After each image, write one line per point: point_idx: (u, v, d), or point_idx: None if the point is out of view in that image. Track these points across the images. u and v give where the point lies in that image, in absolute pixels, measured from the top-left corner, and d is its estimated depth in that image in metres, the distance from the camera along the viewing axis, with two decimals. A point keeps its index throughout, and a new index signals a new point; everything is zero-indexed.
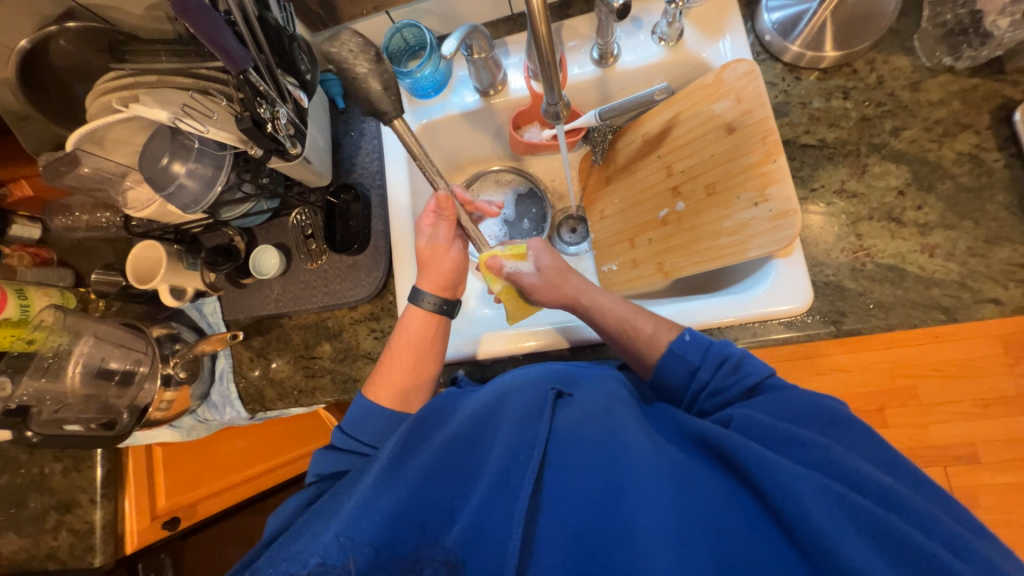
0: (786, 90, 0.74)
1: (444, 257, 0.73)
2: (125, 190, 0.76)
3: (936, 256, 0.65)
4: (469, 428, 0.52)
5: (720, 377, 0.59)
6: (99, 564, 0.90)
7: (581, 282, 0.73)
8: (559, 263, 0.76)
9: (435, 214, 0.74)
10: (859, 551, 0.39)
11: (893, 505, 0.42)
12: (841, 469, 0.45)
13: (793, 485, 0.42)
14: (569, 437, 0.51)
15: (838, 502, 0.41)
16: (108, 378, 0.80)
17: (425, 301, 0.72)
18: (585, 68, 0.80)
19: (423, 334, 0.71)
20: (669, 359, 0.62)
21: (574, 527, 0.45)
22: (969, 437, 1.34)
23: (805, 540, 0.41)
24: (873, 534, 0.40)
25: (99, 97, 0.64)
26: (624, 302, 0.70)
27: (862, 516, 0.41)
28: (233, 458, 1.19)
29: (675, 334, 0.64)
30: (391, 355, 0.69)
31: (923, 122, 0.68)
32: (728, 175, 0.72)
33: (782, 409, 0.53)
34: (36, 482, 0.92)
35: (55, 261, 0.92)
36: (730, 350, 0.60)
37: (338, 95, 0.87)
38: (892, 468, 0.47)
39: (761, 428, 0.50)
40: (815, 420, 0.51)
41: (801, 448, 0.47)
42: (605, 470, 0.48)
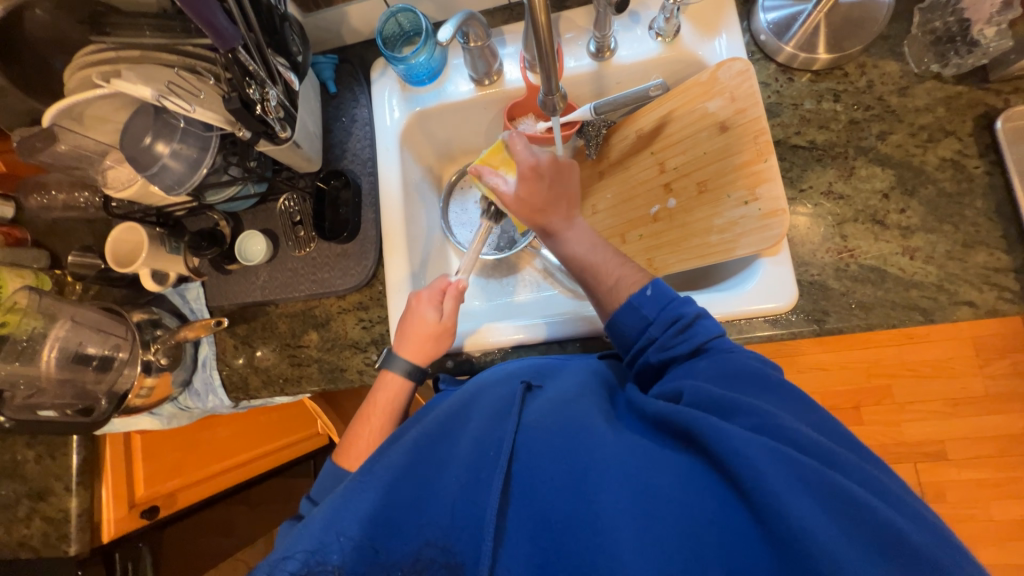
0: (779, 90, 0.74)
1: (442, 336, 0.72)
2: (104, 169, 0.75)
3: (916, 259, 0.67)
4: (435, 429, 0.54)
5: (669, 336, 0.60)
6: (74, 553, 0.89)
7: (564, 220, 0.73)
8: (548, 190, 0.72)
9: (443, 293, 0.74)
10: (805, 507, 0.40)
11: (831, 460, 0.45)
12: (788, 430, 0.46)
13: (744, 450, 0.43)
14: (533, 425, 0.51)
15: (787, 463, 0.43)
16: (84, 363, 0.78)
17: (400, 367, 0.71)
18: (581, 61, 0.80)
19: (396, 399, 0.70)
20: (626, 312, 0.64)
21: (541, 515, 0.45)
22: (938, 434, 1.39)
23: (756, 499, 0.42)
24: (819, 491, 0.42)
25: (79, 71, 0.61)
26: (597, 247, 0.71)
27: (810, 477, 0.42)
28: (215, 448, 1.16)
29: (638, 287, 0.65)
30: (362, 422, 0.69)
31: (909, 127, 0.70)
32: (720, 173, 0.73)
33: (725, 371, 0.54)
34: (8, 470, 0.90)
35: (29, 241, 0.89)
36: (683, 310, 0.61)
37: (329, 80, 0.85)
38: (827, 428, 0.50)
39: (711, 399, 0.50)
40: (754, 384, 0.53)
41: (752, 413, 0.48)
42: (567, 452, 0.48)
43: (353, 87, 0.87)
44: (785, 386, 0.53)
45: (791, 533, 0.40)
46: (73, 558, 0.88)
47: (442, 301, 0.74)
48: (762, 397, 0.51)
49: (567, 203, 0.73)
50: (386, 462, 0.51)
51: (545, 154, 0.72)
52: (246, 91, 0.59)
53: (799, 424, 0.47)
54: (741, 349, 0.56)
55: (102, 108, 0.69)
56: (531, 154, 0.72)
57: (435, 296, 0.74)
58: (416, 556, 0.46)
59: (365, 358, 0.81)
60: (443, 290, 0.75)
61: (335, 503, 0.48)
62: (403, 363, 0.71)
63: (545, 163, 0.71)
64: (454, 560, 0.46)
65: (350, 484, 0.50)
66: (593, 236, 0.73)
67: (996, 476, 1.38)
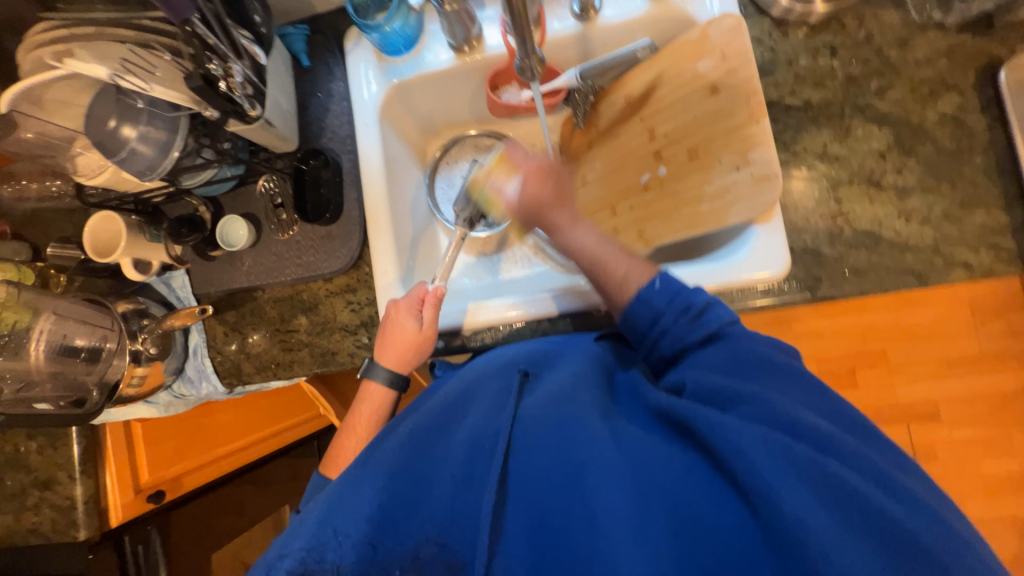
0: (773, 47, 0.71)
1: (419, 346, 0.73)
2: (74, 156, 0.71)
3: (911, 221, 0.65)
4: (436, 424, 0.56)
5: (680, 324, 0.59)
6: (84, 538, 0.91)
7: (571, 214, 0.70)
8: (554, 188, 0.71)
9: (421, 303, 0.74)
10: (796, 497, 0.41)
11: (829, 447, 0.45)
12: (785, 420, 0.47)
13: (740, 443, 0.44)
14: (532, 420, 0.52)
15: (781, 453, 0.43)
16: (74, 355, 0.77)
17: (379, 374, 0.73)
18: (565, 23, 0.76)
19: (380, 408, 0.74)
20: (637, 305, 0.62)
21: (538, 510, 0.46)
22: (932, 395, 1.41)
23: (749, 488, 0.42)
24: (810, 480, 0.42)
25: (31, 51, 0.58)
26: (605, 240, 0.69)
27: (804, 467, 0.43)
28: (216, 433, 1.18)
29: (647, 279, 0.63)
30: (351, 430, 0.73)
31: (909, 82, 0.67)
32: (710, 139, 0.70)
33: (732, 360, 0.55)
34: (12, 461, 0.91)
35: (9, 235, 0.88)
36: (695, 299, 0.60)
37: (302, 52, 0.81)
38: (831, 412, 0.50)
39: (715, 388, 0.52)
40: (759, 372, 0.53)
41: (753, 404, 0.49)
42: (564, 448, 0.48)
43: (327, 60, 0.82)
44: (791, 369, 0.53)
45: (783, 523, 0.40)
46: (83, 543, 0.91)
47: (421, 309, 0.74)
48: (766, 384, 0.51)
49: (572, 203, 0.72)
50: (385, 461, 0.53)
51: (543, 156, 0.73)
52: (207, 66, 0.56)
53: (798, 413, 0.47)
54: (753, 337, 0.57)
55: (63, 92, 0.66)
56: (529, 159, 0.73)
57: (414, 305, 0.73)
58: (416, 553, 0.47)
59: (356, 341, 0.81)
60: (422, 298, 0.74)
61: (336, 498, 0.50)
62: (383, 374, 0.72)
63: (546, 163, 0.72)
64: (454, 557, 0.47)
65: (349, 481, 0.52)
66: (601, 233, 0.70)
67: (986, 432, 1.40)
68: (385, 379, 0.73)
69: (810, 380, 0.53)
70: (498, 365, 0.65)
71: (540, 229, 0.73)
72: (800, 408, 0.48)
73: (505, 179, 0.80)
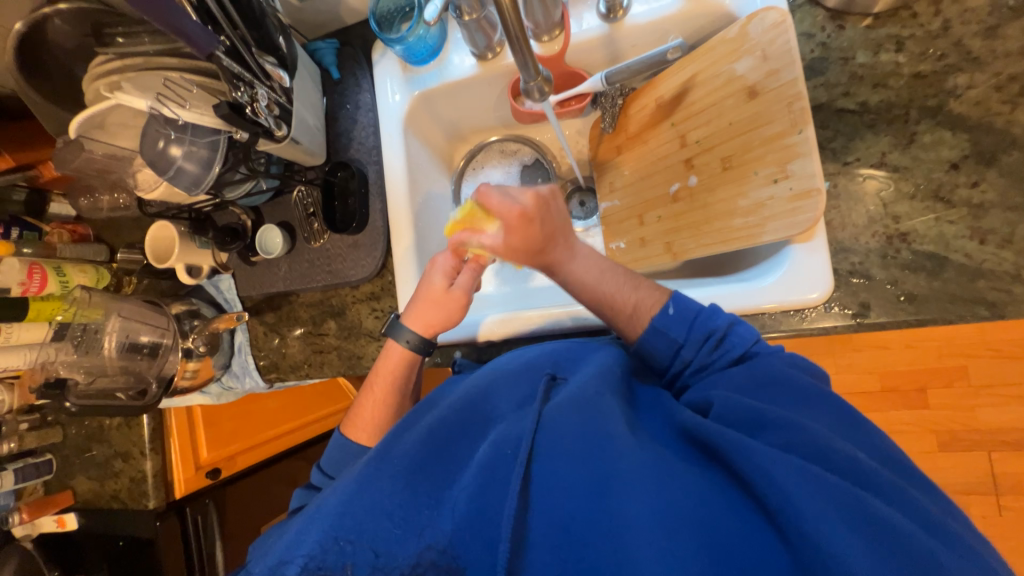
0: (825, 42, 0.63)
1: (451, 305, 0.69)
2: (134, 172, 0.78)
3: (988, 243, 0.56)
4: (458, 422, 0.52)
5: (704, 354, 0.57)
6: (153, 506, 1.02)
7: (566, 251, 0.63)
8: (545, 228, 0.62)
9: (459, 259, 0.71)
10: (837, 532, 0.36)
11: (864, 483, 0.41)
12: (818, 448, 0.42)
13: (772, 470, 0.40)
14: (558, 422, 0.47)
15: (817, 484, 0.39)
16: (137, 352, 0.86)
17: (403, 336, 0.69)
18: (590, 25, 0.72)
19: (398, 368, 0.70)
20: (652, 336, 0.59)
21: (563, 521, 0.42)
22: (1021, 421, 1.23)
23: (783, 520, 0.38)
24: (853, 518, 0.37)
25: (91, 83, 0.64)
26: (607, 270, 0.63)
27: (839, 498, 0.38)
28: (267, 416, 1.29)
29: (658, 309, 0.60)
30: (371, 393, 0.69)
31: (994, 78, 0.57)
32: (747, 147, 0.64)
33: (758, 383, 0.51)
34: (96, 434, 1.04)
35: (91, 237, 0.98)
36: (715, 324, 0.57)
37: (331, 65, 0.83)
38: (870, 448, 0.45)
39: (741, 412, 0.47)
40: (786, 395, 0.49)
41: (782, 429, 0.44)
42: (591, 456, 0.44)
43: (355, 72, 0.84)
44: (828, 398, 0.49)
45: (821, 559, 0.35)
46: (151, 511, 1.02)
47: (458, 272, 0.71)
48: (802, 413, 0.47)
49: (566, 234, 0.64)
50: (404, 453, 0.49)
51: (526, 193, 0.62)
52: (235, 93, 0.59)
53: (834, 441, 0.43)
54: (786, 358, 0.53)
55: (122, 116, 0.72)
56: (514, 201, 0.62)
57: (452, 265, 0.71)
58: (419, 560, 0.43)
59: (379, 347, 0.84)
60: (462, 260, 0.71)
61: (352, 487, 0.47)
62: (409, 335, 0.69)
63: (532, 205, 0.62)
64: (456, 564, 0.43)
65: (367, 471, 0.48)
66: (601, 259, 0.64)
67: None
68: (409, 341, 0.70)
69: (846, 412, 0.48)
70: (519, 364, 0.60)
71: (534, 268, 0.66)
72: (834, 436, 0.44)
73: (483, 225, 0.67)
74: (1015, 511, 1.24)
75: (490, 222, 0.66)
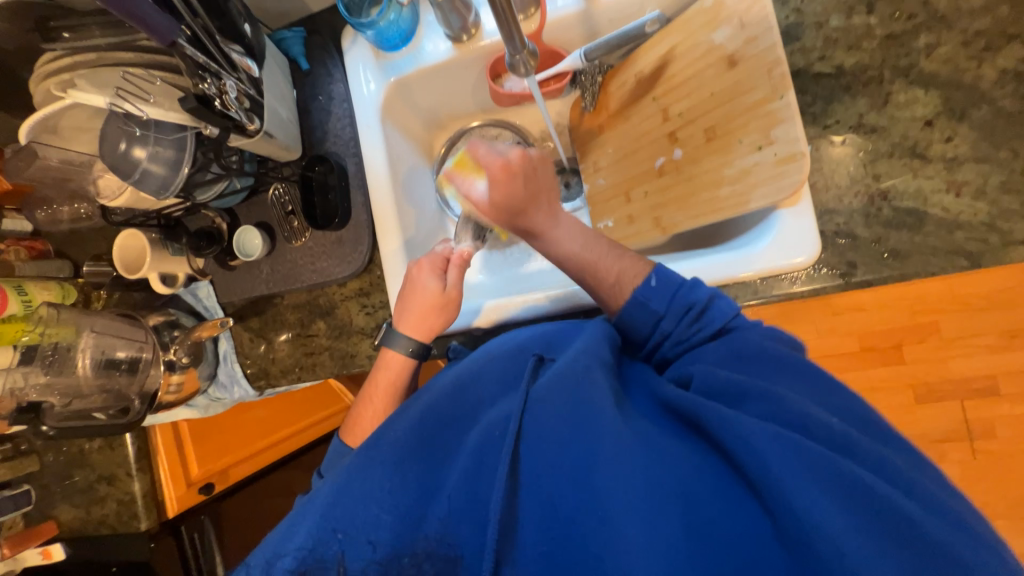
0: (800, 8, 0.64)
1: (439, 297, 0.67)
2: (95, 178, 0.73)
3: (963, 196, 0.58)
4: (446, 410, 0.51)
5: (683, 328, 0.55)
6: (146, 528, 0.98)
7: (549, 215, 0.63)
8: (528, 185, 0.63)
9: (447, 260, 0.70)
10: (821, 504, 0.35)
11: (846, 450, 0.40)
12: (805, 420, 0.41)
13: (752, 440, 0.38)
14: (541, 404, 0.46)
15: (802, 453, 0.37)
16: (116, 368, 0.83)
17: (400, 344, 0.68)
18: (567, 0, 0.71)
19: (398, 379, 0.67)
20: (632, 308, 0.57)
21: (548, 502, 0.41)
22: (990, 369, 1.30)
23: (765, 490, 0.37)
24: (837, 486, 0.36)
25: (40, 83, 0.59)
26: (590, 239, 0.63)
27: (822, 468, 0.37)
28: (256, 426, 1.24)
29: (641, 279, 0.58)
30: (370, 404, 0.67)
31: (961, 35, 0.59)
32: (729, 117, 0.64)
33: (744, 357, 0.50)
34: (77, 460, 0.99)
35: (51, 252, 0.92)
36: (696, 297, 0.55)
37: (300, 55, 0.80)
38: (850, 415, 0.44)
39: (724, 384, 0.46)
40: (775, 368, 0.48)
41: (766, 400, 0.43)
42: (574, 435, 0.43)
43: (325, 61, 0.81)
44: (803, 365, 0.48)
45: (805, 531, 0.34)
46: (145, 532, 0.98)
47: (445, 270, 0.70)
48: (790, 386, 0.46)
49: (548, 198, 0.64)
50: (390, 443, 0.48)
51: (512, 150, 0.63)
52: (201, 86, 0.57)
53: (824, 415, 0.42)
54: (768, 333, 0.51)
55: (77, 118, 0.67)
56: (498, 156, 0.63)
57: (437, 264, 0.69)
58: (415, 550, 0.43)
59: (372, 343, 0.82)
60: (446, 259, 0.70)
61: (341, 480, 0.46)
62: (406, 343, 0.67)
63: (516, 159, 0.62)
64: (453, 552, 0.43)
65: (357, 463, 0.48)
66: (582, 227, 0.64)
67: None
68: (406, 348, 0.68)
69: (826, 380, 0.47)
70: (507, 345, 0.58)
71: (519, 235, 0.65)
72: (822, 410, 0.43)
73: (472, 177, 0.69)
74: (986, 454, 1.32)
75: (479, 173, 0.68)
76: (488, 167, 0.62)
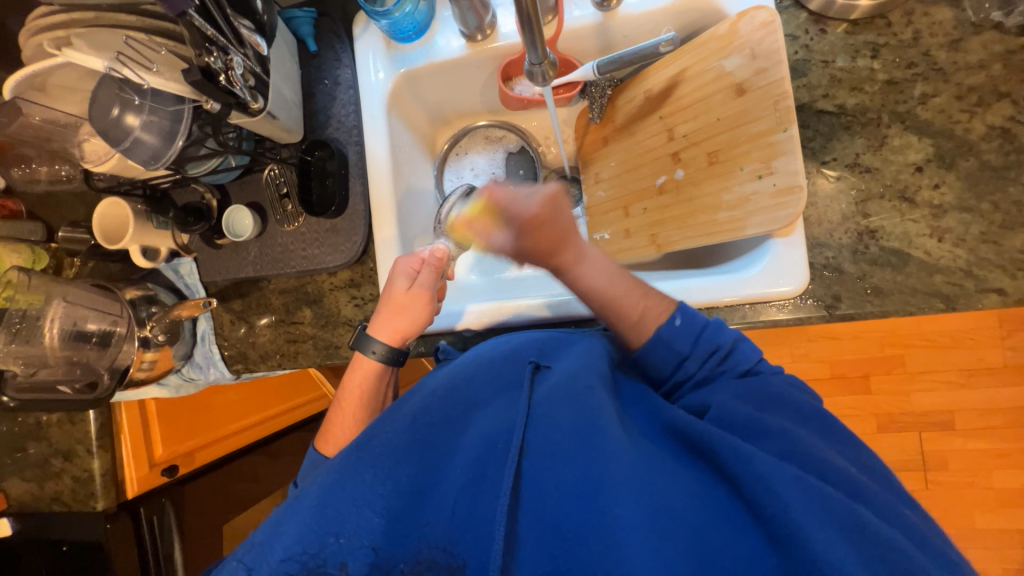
0: (808, 45, 0.66)
1: (412, 302, 0.66)
2: (80, 141, 0.69)
3: (945, 242, 0.61)
4: (444, 416, 0.51)
5: (707, 369, 0.55)
6: (102, 508, 0.94)
7: (574, 255, 0.60)
8: (555, 230, 0.59)
9: (423, 262, 0.68)
10: (829, 540, 0.36)
11: (854, 493, 0.41)
12: (805, 456, 0.43)
13: (765, 475, 0.39)
14: (547, 419, 0.47)
15: (810, 491, 0.39)
16: (85, 341, 0.79)
17: (372, 349, 0.66)
18: (585, 11, 0.72)
19: (365, 382, 0.66)
20: (655, 346, 0.57)
21: (552, 518, 0.41)
22: (948, 404, 1.36)
23: (772, 523, 0.38)
24: (841, 524, 0.37)
25: (30, 38, 0.56)
26: (617, 276, 0.61)
27: (829, 507, 0.38)
28: (228, 410, 1.20)
29: (666, 319, 0.58)
30: (341, 410, 0.65)
31: (956, 88, 0.61)
32: (733, 143, 0.66)
33: (754, 395, 0.51)
34: (33, 432, 0.94)
35: (24, 213, 0.87)
36: (722, 340, 0.55)
37: (308, 36, 0.78)
38: (855, 460, 0.46)
39: (734, 419, 0.48)
40: (778, 407, 0.50)
41: (770, 436, 0.45)
42: (580, 452, 0.44)
43: (334, 45, 0.79)
44: (801, 405, 0.50)
45: (813, 566, 0.35)
46: (100, 513, 0.94)
47: (419, 271, 0.68)
48: (788, 422, 0.48)
49: (576, 238, 0.61)
50: (386, 443, 0.47)
51: (540, 193, 0.60)
52: (206, 58, 0.55)
53: (824, 454, 0.43)
54: (784, 377, 0.53)
55: (68, 77, 0.65)
56: (525, 204, 0.59)
57: (411, 265, 0.68)
58: (416, 558, 0.42)
59: None
60: (421, 260, 0.68)
61: (334, 479, 0.45)
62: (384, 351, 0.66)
63: (539, 209, 0.59)
64: (454, 560, 0.42)
65: (350, 461, 0.46)
66: (609, 262, 0.62)
67: (1002, 446, 1.35)
68: (380, 354, 0.66)
69: (828, 422, 0.49)
70: (503, 350, 0.58)
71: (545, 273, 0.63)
72: (827, 451, 0.45)
73: (489, 225, 0.63)
74: (938, 484, 1.38)
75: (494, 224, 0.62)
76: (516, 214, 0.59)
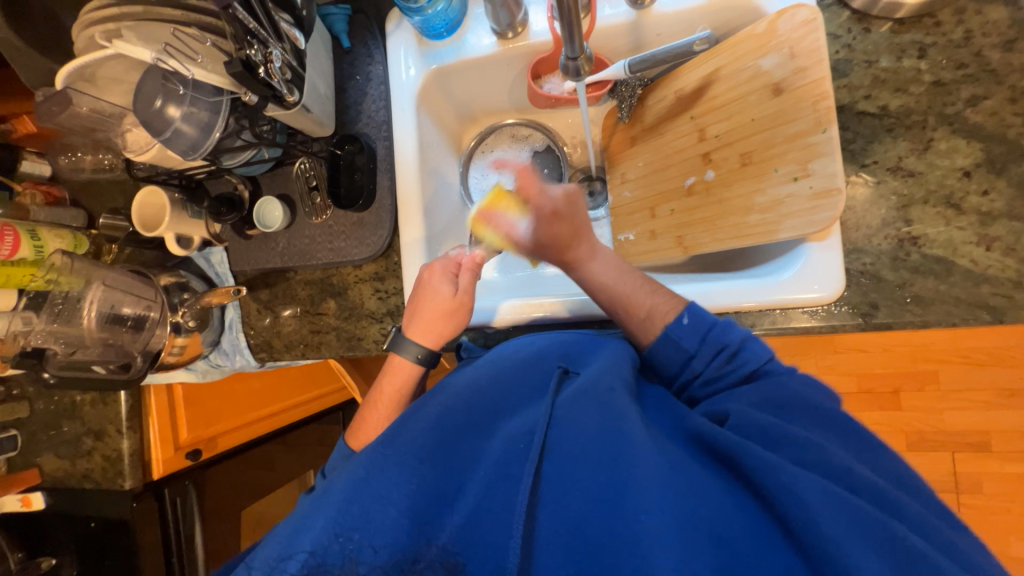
0: (850, 45, 0.64)
1: (451, 306, 0.66)
2: (124, 131, 0.72)
3: (993, 250, 0.58)
4: (465, 416, 0.51)
5: (714, 367, 0.54)
6: (130, 487, 0.97)
7: (587, 249, 0.65)
8: (569, 223, 0.65)
9: (462, 267, 0.68)
10: (865, 558, 0.35)
11: (891, 507, 0.39)
12: (837, 468, 0.41)
13: (797, 490, 0.38)
14: (569, 423, 0.46)
15: (847, 507, 0.37)
16: (120, 324, 0.82)
17: (405, 350, 0.66)
18: (617, 9, 0.71)
19: (401, 387, 0.66)
20: (662, 344, 0.58)
21: (576, 522, 0.41)
22: (985, 425, 1.29)
23: (804, 538, 0.37)
24: (879, 543, 0.36)
25: (83, 30, 0.59)
26: (626, 274, 0.63)
27: (867, 523, 0.37)
28: (249, 397, 1.23)
29: (674, 316, 0.58)
30: (373, 409, 0.66)
31: (1009, 90, 0.59)
32: (768, 144, 0.64)
33: (774, 399, 0.49)
34: (68, 411, 0.98)
35: (67, 200, 0.91)
36: (728, 339, 0.54)
37: (343, 33, 0.79)
38: (886, 471, 0.44)
39: (758, 425, 0.46)
40: (803, 412, 0.48)
41: (800, 447, 0.43)
42: (604, 459, 0.43)
43: (367, 41, 0.81)
44: (834, 414, 0.48)
45: None
46: (128, 491, 0.97)
47: (457, 275, 0.68)
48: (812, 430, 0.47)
49: (589, 234, 0.66)
50: (409, 440, 0.48)
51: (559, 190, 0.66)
52: (247, 51, 0.57)
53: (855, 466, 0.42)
54: (798, 375, 0.52)
55: (115, 69, 0.67)
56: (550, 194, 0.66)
57: (448, 268, 0.68)
58: (431, 557, 0.42)
59: (382, 329, 0.81)
60: (458, 263, 0.69)
61: (357, 474, 0.45)
62: (415, 351, 0.66)
63: (561, 201, 0.66)
64: (466, 560, 0.42)
65: (373, 457, 0.47)
66: (620, 262, 0.65)
67: None
68: (412, 355, 0.67)
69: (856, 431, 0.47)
70: (524, 353, 0.58)
71: (557, 267, 0.67)
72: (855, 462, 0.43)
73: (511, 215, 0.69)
74: (972, 508, 1.31)
75: (520, 210, 0.68)
76: (535, 208, 0.66)
